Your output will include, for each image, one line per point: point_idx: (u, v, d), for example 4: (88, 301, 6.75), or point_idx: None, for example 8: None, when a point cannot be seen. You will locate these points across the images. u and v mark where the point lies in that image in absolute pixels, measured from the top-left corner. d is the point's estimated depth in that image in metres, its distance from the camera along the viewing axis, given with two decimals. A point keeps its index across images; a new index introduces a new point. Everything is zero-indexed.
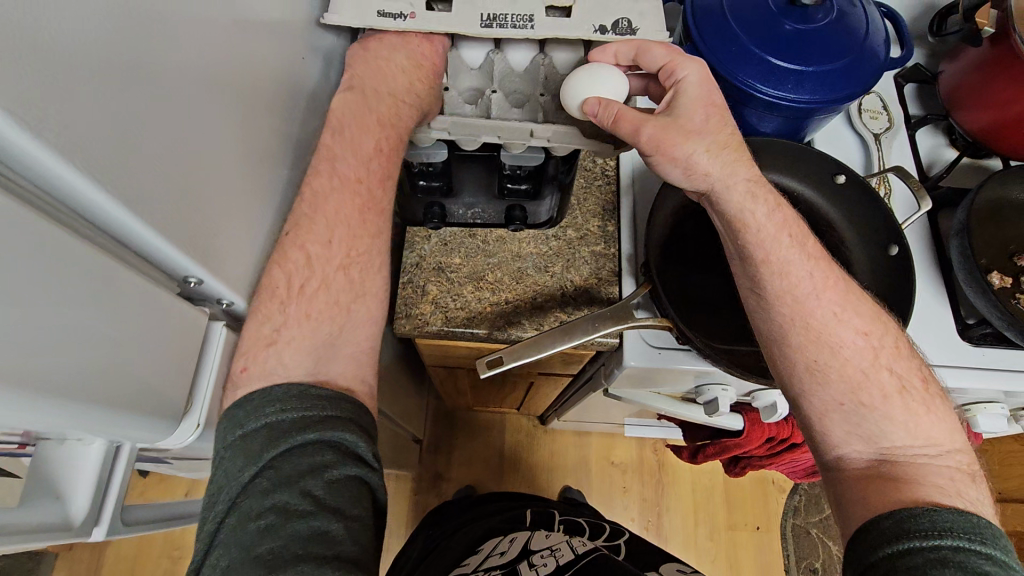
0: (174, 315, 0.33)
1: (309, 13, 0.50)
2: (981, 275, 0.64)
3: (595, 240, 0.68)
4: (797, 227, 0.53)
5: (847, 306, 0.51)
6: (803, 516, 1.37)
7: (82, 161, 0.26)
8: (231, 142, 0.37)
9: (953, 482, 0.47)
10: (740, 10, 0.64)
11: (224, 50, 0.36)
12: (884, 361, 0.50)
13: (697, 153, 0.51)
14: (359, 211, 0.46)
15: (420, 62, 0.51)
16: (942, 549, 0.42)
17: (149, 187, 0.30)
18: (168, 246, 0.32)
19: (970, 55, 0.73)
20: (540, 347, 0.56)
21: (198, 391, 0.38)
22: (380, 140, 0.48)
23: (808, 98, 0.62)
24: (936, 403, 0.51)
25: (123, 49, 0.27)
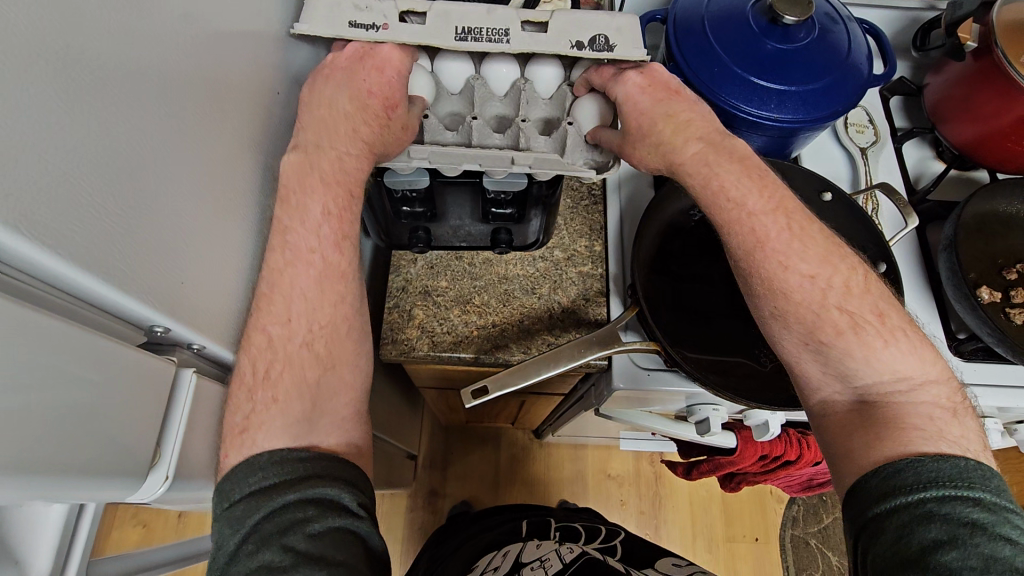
0: (133, 366, 0.32)
1: (279, 42, 0.50)
2: (969, 289, 0.64)
3: (583, 260, 0.68)
4: (760, 177, 0.52)
5: (791, 252, 0.49)
6: (802, 526, 1.36)
7: (29, 227, 0.25)
8: (193, 187, 0.36)
9: (932, 420, 0.45)
10: (721, 30, 0.64)
11: (183, 94, 0.36)
12: (833, 301, 0.48)
13: (645, 155, 0.54)
14: (316, 279, 0.45)
15: (366, 100, 0.48)
16: (927, 502, 0.40)
17: (103, 242, 0.29)
18: (128, 299, 0.31)
19: (952, 70, 0.73)
20: (525, 373, 0.55)
21: (167, 439, 0.35)
22: (327, 205, 0.46)
23: (790, 118, 0.62)
24: (894, 334, 0.48)
25: (65, 106, 0.27)
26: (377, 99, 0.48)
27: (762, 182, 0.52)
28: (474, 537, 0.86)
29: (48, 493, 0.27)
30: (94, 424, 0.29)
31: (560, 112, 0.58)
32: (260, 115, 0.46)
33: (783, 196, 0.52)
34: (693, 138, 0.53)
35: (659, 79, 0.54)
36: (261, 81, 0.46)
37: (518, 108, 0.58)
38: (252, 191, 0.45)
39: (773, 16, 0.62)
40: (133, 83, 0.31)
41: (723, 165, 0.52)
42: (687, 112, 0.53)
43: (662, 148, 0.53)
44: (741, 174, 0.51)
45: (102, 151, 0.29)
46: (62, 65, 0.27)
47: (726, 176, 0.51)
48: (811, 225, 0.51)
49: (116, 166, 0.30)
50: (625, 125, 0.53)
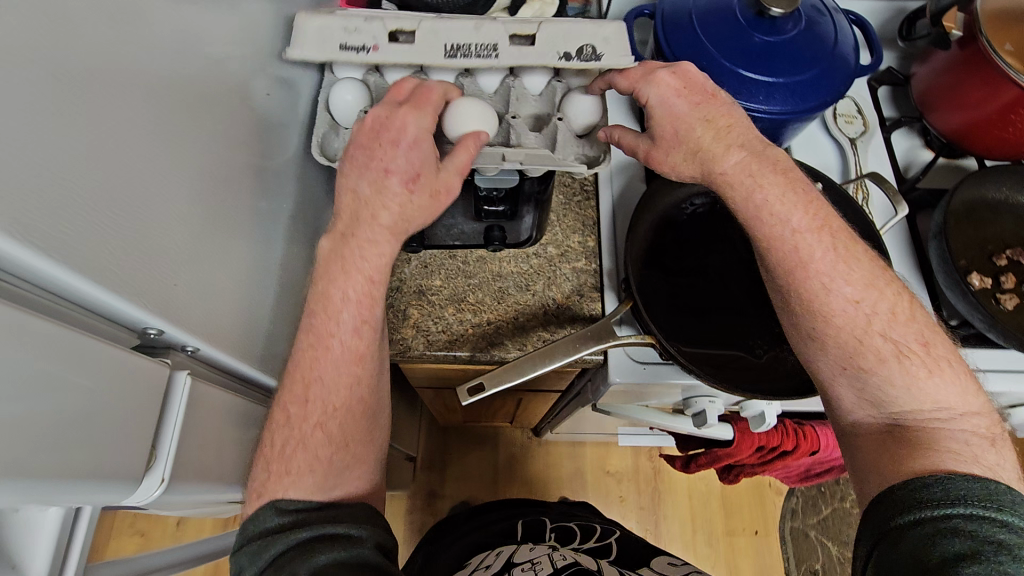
0: (127, 368, 0.31)
1: (270, 40, 0.49)
2: (960, 276, 0.64)
3: (577, 255, 0.68)
4: (804, 193, 0.51)
5: (836, 274, 0.49)
6: (801, 518, 1.37)
7: (18, 228, 0.25)
8: (182, 188, 0.36)
9: (969, 447, 0.45)
10: (709, 23, 0.64)
11: (168, 96, 0.35)
12: (878, 328, 0.48)
13: (680, 163, 0.54)
14: (334, 364, 0.48)
15: (382, 184, 0.48)
16: (954, 517, 0.41)
17: (91, 242, 0.29)
18: (119, 299, 0.30)
19: (939, 58, 0.73)
20: (519, 369, 0.55)
21: (162, 440, 0.34)
22: (347, 291, 0.48)
23: (779, 109, 0.62)
24: (939, 365, 0.48)
25: (44, 106, 0.26)
26: (396, 177, 0.47)
27: (798, 197, 0.51)
28: (471, 537, 0.85)
29: (40, 496, 0.27)
30: (86, 430, 0.29)
31: (549, 107, 0.58)
32: (252, 117, 0.46)
33: (829, 214, 0.51)
34: (734, 147, 0.52)
35: (692, 87, 0.52)
36: (250, 82, 0.46)
37: (508, 105, 0.58)
38: (246, 193, 0.45)
39: (760, 9, 0.63)
40: (114, 83, 0.31)
41: (767, 177, 0.51)
42: (727, 118, 0.52)
43: (698, 155, 0.52)
44: (781, 185, 0.51)
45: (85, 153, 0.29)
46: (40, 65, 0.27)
47: (771, 191, 0.51)
48: (857, 246, 0.51)
49: (103, 165, 0.30)
50: (659, 133, 0.53)
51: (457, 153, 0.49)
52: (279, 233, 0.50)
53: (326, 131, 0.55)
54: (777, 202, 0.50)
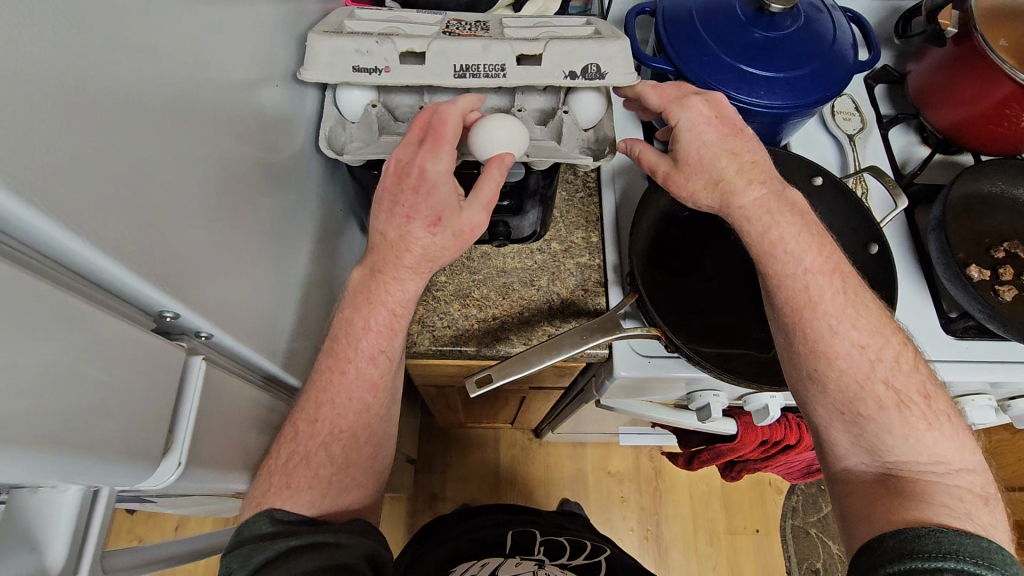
0: (145, 350, 0.31)
1: (282, 33, 0.50)
2: (959, 268, 0.65)
3: (580, 251, 0.69)
4: (816, 236, 0.54)
5: (844, 316, 0.51)
6: (802, 517, 1.37)
7: (41, 202, 0.25)
8: (198, 172, 0.36)
9: (963, 503, 0.46)
10: (709, 20, 0.65)
11: (189, 83, 0.36)
12: (881, 374, 0.50)
13: (698, 190, 0.56)
14: (350, 394, 0.50)
15: (405, 232, 0.49)
16: (944, 571, 0.41)
17: (112, 220, 0.29)
18: (138, 280, 0.30)
19: (933, 56, 0.75)
20: (527, 361, 0.55)
21: (178, 425, 0.34)
22: (368, 320, 0.50)
23: (781, 104, 0.63)
24: (938, 418, 0.49)
25: (70, 84, 0.26)
26: (418, 223, 0.48)
27: (807, 241, 0.53)
28: (461, 540, 0.86)
29: (57, 473, 0.27)
30: (100, 412, 0.28)
31: (554, 101, 0.59)
32: (265, 110, 0.46)
33: (839, 259, 0.54)
34: (755, 183, 0.54)
35: (717, 121, 0.55)
36: (260, 75, 0.46)
37: (513, 99, 0.59)
38: (260, 186, 0.45)
39: (760, 5, 0.64)
40: (134, 64, 0.31)
41: (784, 216, 0.54)
42: (752, 153, 0.55)
43: (720, 185, 0.54)
44: (788, 227, 0.53)
45: (105, 131, 0.28)
46: (67, 42, 0.27)
47: (787, 229, 0.53)
48: (864, 292, 0.53)
49: (126, 144, 0.30)
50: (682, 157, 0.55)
51: (483, 186, 0.49)
52: (292, 230, 0.50)
53: (334, 125, 0.55)
54: (781, 219, 0.53)
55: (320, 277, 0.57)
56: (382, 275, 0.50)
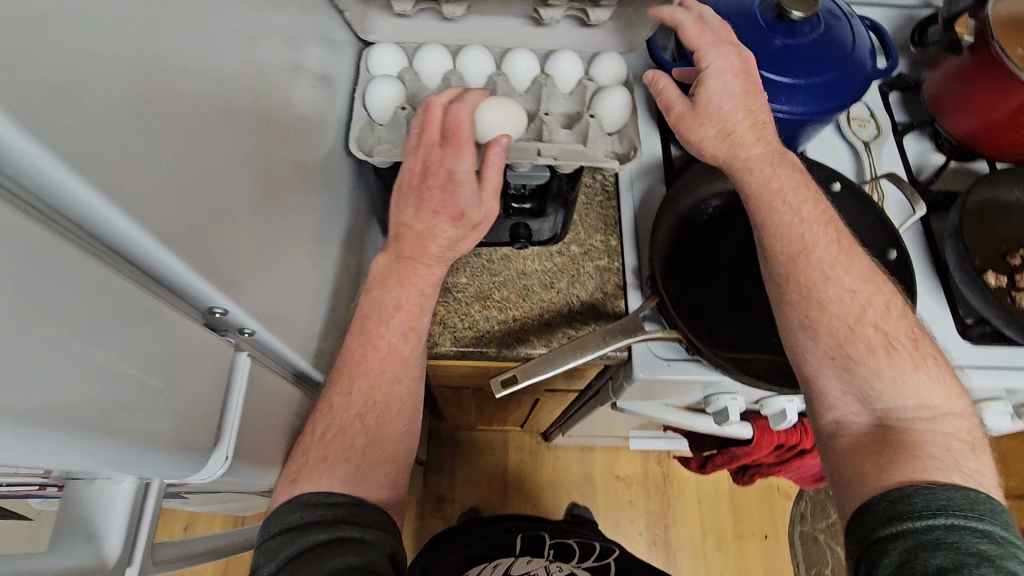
0: (197, 343, 0.32)
1: (314, 36, 0.51)
2: (976, 275, 0.66)
3: (599, 254, 0.70)
4: (808, 191, 0.56)
5: (835, 262, 0.53)
6: (810, 523, 1.37)
7: (111, 194, 0.26)
8: (242, 172, 0.37)
9: (951, 453, 0.46)
10: (730, 27, 0.65)
11: (237, 84, 0.37)
12: (871, 318, 0.51)
13: (708, 137, 0.59)
14: (374, 395, 0.50)
15: (434, 220, 0.51)
16: (936, 528, 0.41)
17: (172, 214, 0.30)
18: (192, 274, 0.32)
19: (950, 63, 0.75)
20: (551, 363, 0.55)
21: (225, 421, 0.35)
22: (401, 299, 0.51)
23: (801, 111, 0.64)
24: (926, 361, 0.50)
25: (139, 83, 0.28)
26: (443, 218, 0.50)
27: (797, 196, 0.55)
28: (472, 548, 0.86)
29: (111, 462, 0.28)
30: (155, 402, 0.29)
31: (579, 106, 0.61)
32: (299, 112, 0.47)
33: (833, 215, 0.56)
34: (762, 141, 0.57)
35: (734, 73, 0.58)
36: (293, 77, 0.46)
37: (539, 103, 0.61)
38: (293, 185, 0.45)
39: (781, 12, 0.64)
40: (191, 65, 0.32)
41: (784, 170, 0.56)
42: (765, 114, 0.58)
43: (730, 136, 0.57)
44: (773, 174, 0.56)
45: (166, 128, 0.29)
46: (134, 43, 0.28)
47: (786, 182, 0.55)
48: (854, 244, 0.55)
49: (186, 142, 0.31)
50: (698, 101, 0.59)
51: (488, 172, 0.51)
52: (321, 228, 0.51)
53: (362, 127, 0.57)
54: (782, 173, 0.56)
55: (344, 277, 0.57)
56: (409, 273, 0.51)
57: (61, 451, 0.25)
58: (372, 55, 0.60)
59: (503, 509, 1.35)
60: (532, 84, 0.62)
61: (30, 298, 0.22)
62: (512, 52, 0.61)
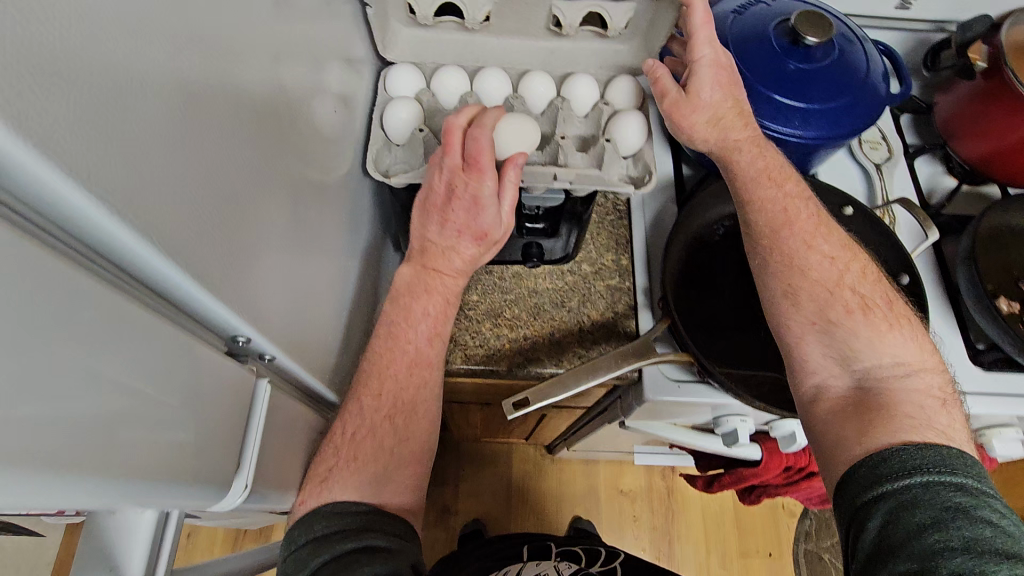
0: (220, 371, 0.33)
1: (335, 60, 0.51)
2: (990, 303, 0.66)
3: (610, 273, 0.70)
4: (785, 171, 0.60)
5: (816, 233, 0.57)
6: (815, 542, 1.36)
7: (144, 230, 0.26)
8: (264, 200, 0.38)
9: (923, 408, 0.49)
10: (745, 52, 0.66)
11: (259, 115, 0.37)
12: (849, 283, 0.55)
13: (698, 124, 0.61)
14: (390, 420, 0.49)
15: (461, 233, 0.51)
16: (912, 486, 0.43)
17: (196, 244, 0.30)
18: (215, 302, 0.32)
19: (963, 88, 0.75)
20: (565, 384, 0.56)
21: (246, 448, 0.36)
22: (428, 307, 0.51)
23: (814, 135, 0.64)
24: (900, 320, 0.54)
25: (171, 120, 0.28)
26: (467, 237, 0.51)
27: (779, 174, 0.59)
28: (484, 558, 0.87)
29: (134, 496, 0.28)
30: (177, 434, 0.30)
31: (594, 129, 0.62)
32: (319, 136, 0.48)
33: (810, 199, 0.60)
34: (747, 126, 0.60)
35: (720, 65, 0.60)
36: (315, 100, 0.47)
37: (554, 126, 0.62)
38: (313, 207, 0.46)
39: (795, 38, 0.64)
40: (220, 97, 0.33)
41: (768, 151, 0.60)
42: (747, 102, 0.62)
43: (721, 121, 0.60)
44: (756, 156, 0.59)
45: (192, 162, 0.30)
46: (169, 79, 0.28)
47: (770, 161, 0.60)
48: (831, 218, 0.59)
49: (210, 173, 0.31)
50: (691, 87, 0.60)
51: (505, 194, 0.51)
52: (337, 249, 0.51)
53: (379, 147, 0.57)
54: (767, 151, 0.60)
55: (359, 296, 0.58)
56: (425, 295, 0.51)
57: (87, 490, 0.25)
58: (390, 74, 0.60)
59: (507, 522, 1.35)
60: (548, 106, 0.62)
61: (65, 336, 0.23)
62: (530, 76, 0.61)
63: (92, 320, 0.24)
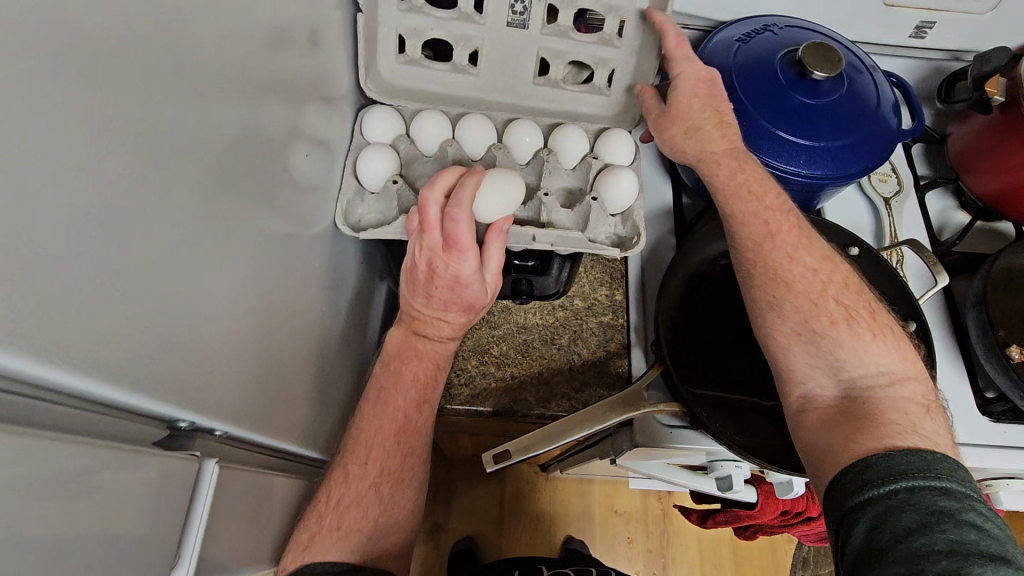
0: (159, 470, 0.29)
1: (313, 99, 0.48)
2: (1000, 351, 0.62)
3: (603, 309, 0.67)
4: (766, 183, 0.56)
5: (798, 245, 0.54)
6: (813, 568, 1.34)
7: (58, 353, 0.23)
8: (225, 270, 0.34)
9: (908, 415, 0.46)
10: (750, 84, 0.63)
11: (220, 177, 0.34)
12: (833, 293, 0.52)
13: (677, 136, 0.58)
14: (373, 485, 0.47)
15: (449, 305, 0.49)
16: (898, 491, 0.40)
17: (123, 341, 0.26)
18: (147, 401, 0.28)
19: (978, 120, 0.72)
20: (550, 440, 0.54)
21: (187, 538, 0.32)
22: (418, 372, 0.50)
23: (820, 174, 0.61)
24: (883, 330, 0.51)
25: (96, 210, 0.24)
26: (455, 311, 0.49)
27: (761, 188, 0.56)
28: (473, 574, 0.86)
29: None
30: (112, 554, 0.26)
31: (581, 184, 0.62)
32: (292, 182, 0.45)
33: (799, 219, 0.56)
34: (727, 136, 0.57)
35: (700, 79, 0.58)
36: (292, 146, 0.45)
37: (540, 178, 0.61)
38: (285, 262, 0.43)
39: (802, 70, 0.61)
40: (177, 176, 0.30)
41: (749, 161, 0.57)
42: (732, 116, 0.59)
43: (698, 132, 0.57)
44: (737, 169, 0.56)
45: (124, 250, 0.26)
46: (109, 162, 0.25)
47: (753, 172, 0.56)
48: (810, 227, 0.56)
49: (151, 257, 0.28)
50: (671, 101, 0.57)
51: (490, 257, 0.50)
52: (313, 298, 0.49)
53: (351, 197, 0.56)
54: (749, 161, 0.57)
55: (337, 340, 0.55)
56: (415, 361, 0.51)
57: None
58: (368, 115, 0.58)
59: (500, 541, 1.32)
60: (533, 156, 0.61)
61: None
62: (516, 126, 0.60)
63: (18, 452, 0.21)
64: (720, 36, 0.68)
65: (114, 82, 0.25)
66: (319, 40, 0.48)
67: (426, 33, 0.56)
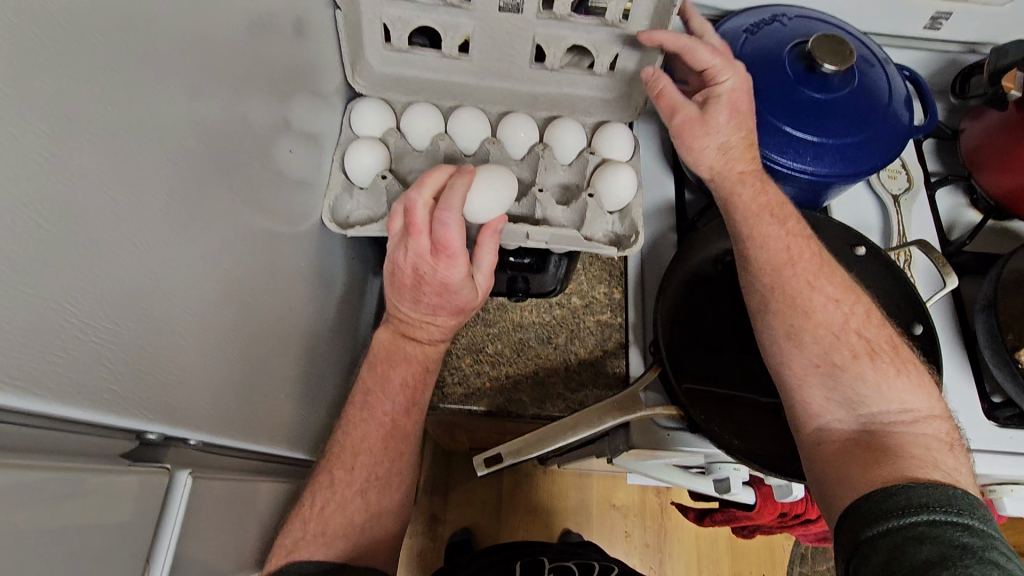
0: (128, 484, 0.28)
1: (301, 90, 0.47)
2: (1009, 356, 0.60)
3: (601, 308, 0.66)
4: (779, 207, 0.55)
5: (819, 275, 0.52)
6: (810, 565, 1.34)
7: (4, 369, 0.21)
8: (201, 273, 0.33)
9: (930, 452, 0.44)
10: (756, 77, 0.61)
11: (196, 176, 0.32)
12: (854, 326, 0.50)
13: (707, 148, 0.56)
14: (360, 489, 0.46)
15: (437, 310, 0.47)
16: (918, 525, 0.39)
17: (79, 354, 0.25)
18: (112, 417, 0.26)
19: (993, 116, 0.70)
20: (540, 444, 0.53)
21: (158, 550, 0.30)
22: (406, 378, 0.49)
23: (826, 171, 0.59)
24: (907, 366, 0.49)
25: (50, 216, 0.23)
26: (443, 316, 0.48)
27: (781, 213, 0.54)
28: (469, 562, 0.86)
29: None
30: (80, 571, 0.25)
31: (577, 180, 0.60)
32: (277, 177, 0.43)
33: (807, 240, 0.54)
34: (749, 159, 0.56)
35: (741, 92, 0.56)
36: (278, 140, 0.43)
37: (535, 174, 0.59)
38: (269, 261, 0.42)
39: (811, 64, 0.59)
40: (150, 176, 0.28)
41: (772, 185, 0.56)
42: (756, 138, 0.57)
43: (732, 150, 0.55)
44: (759, 191, 0.55)
45: (82, 257, 0.24)
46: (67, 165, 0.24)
47: (774, 195, 0.55)
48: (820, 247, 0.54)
49: (113, 262, 0.26)
50: (705, 110, 0.55)
51: (482, 260, 0.49)
52: (300, 296, 0.47)
53: (340, 192, 0.55)
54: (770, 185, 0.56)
55: (326, 338, 0.54)
56: (404, 366, 0.50)
57: None
58: (359, 107, 0.57)
59: (497, 533, 1.32)
60: (528, 151, 0.60)
61: None
62: (511, 119, 0.58)
63: None
64: (727, 26, 0.66)
65: (71, 81, 0.24)
66: (305, 28, 0.47)
67: (412, 21, 0.53)
